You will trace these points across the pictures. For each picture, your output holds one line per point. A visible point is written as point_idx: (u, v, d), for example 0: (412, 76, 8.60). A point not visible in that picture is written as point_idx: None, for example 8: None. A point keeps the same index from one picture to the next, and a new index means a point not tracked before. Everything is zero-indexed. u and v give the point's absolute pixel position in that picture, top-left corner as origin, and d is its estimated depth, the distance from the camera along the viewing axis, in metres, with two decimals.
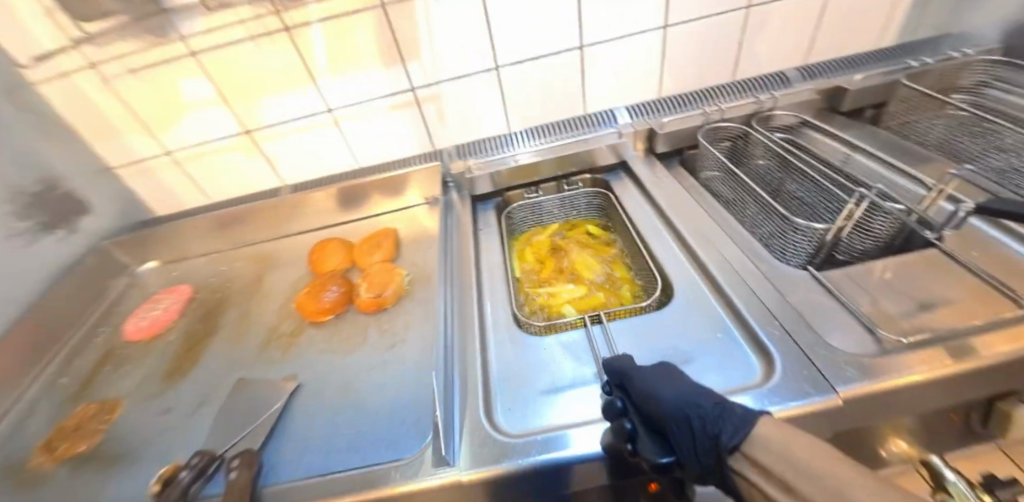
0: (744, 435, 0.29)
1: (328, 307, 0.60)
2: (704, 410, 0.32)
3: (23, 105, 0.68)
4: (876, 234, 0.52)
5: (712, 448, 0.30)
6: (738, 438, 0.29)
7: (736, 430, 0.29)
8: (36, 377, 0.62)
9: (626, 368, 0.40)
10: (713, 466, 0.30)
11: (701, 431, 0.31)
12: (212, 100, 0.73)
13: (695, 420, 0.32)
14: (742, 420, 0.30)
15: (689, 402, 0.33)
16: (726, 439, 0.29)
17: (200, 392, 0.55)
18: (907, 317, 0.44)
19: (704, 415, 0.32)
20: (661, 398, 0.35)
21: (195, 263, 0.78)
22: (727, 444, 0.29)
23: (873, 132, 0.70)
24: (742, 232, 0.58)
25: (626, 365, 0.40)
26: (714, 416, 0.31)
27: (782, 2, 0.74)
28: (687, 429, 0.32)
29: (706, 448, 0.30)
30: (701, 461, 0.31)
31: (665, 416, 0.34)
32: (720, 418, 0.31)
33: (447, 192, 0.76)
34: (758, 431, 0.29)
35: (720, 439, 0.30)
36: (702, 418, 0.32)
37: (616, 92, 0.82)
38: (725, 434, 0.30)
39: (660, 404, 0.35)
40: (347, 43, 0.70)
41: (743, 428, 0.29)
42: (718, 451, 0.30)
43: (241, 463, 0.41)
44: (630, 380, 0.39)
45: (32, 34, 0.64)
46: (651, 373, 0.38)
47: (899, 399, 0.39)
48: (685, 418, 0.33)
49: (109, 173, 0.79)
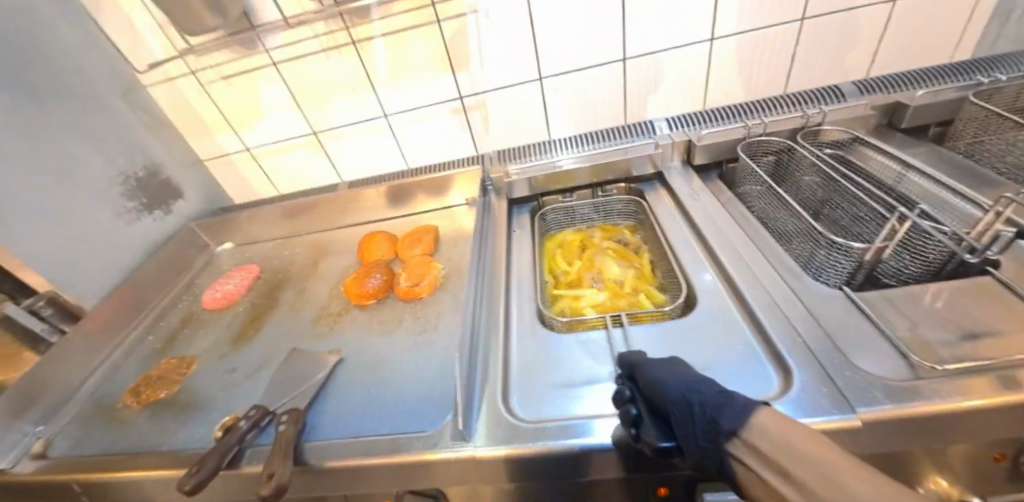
0: (742, 419, 0.30)
1: (371, 292, 0.67)
2: (704, 396, 0.33)
3: (139, 105, 0.81)
4: (926, 259, 0.49)
5: (710, 431, 0.31)
6: (737, 422, 0.30)
7: (734, 414, 0.30)
8: (133, 333, 0.74)
9: (637, 360, 0.42)
10: (710, 449, 0.31)
11: (699, 416, 0.33)
12: (287, 104, 0.83)
13: (696, 405, 0.33)
14: (740, 406, 0.31)
15: (692, 389, 0.35)
16: (723, 422, 0.31)
17: (259, 357, 0.63)
18: (948, 346, 0.42)
19: (704, 400, 0.33)
20: (667, 386, 0.37)
21: (263, 246, 0.89)
22: (724, 427, 0.30)
23: (941, 153, 0.66)
24: (777, 249, 0.57)
25: (638, 358, 0.42)
26: (713, 402, 0.32)
27: (837, 15, 0.72)
28: (688, 414, 0.34)
29: (704, 430, 0.32)
30: (699, 444, 0.32)
31: (667, 403, 0.36)
32: (719, 404, 0.32)
33: (486, 195, 0.81)
34: (754, 418, 0.30)
35: (718, 423, 0.31)
36: (702, 403, 0.33)
37: (657, 103, 0.83)
38: (722, 417, 0.31)
39: (665, 391, 0.36)
40: (405, 55, 0.76)
41: (740, 413, 0.30)
42: (715, 434, 0.31)
43: (290, 419, 0.48)
44: (638, 371, 0.41)
45: (150, 46, 0.77)
46: (661, 364, 0.40)
47: (929, 427, 0.38)
48: (686, 404, 0.34)
49: (199, 164, 0.92)
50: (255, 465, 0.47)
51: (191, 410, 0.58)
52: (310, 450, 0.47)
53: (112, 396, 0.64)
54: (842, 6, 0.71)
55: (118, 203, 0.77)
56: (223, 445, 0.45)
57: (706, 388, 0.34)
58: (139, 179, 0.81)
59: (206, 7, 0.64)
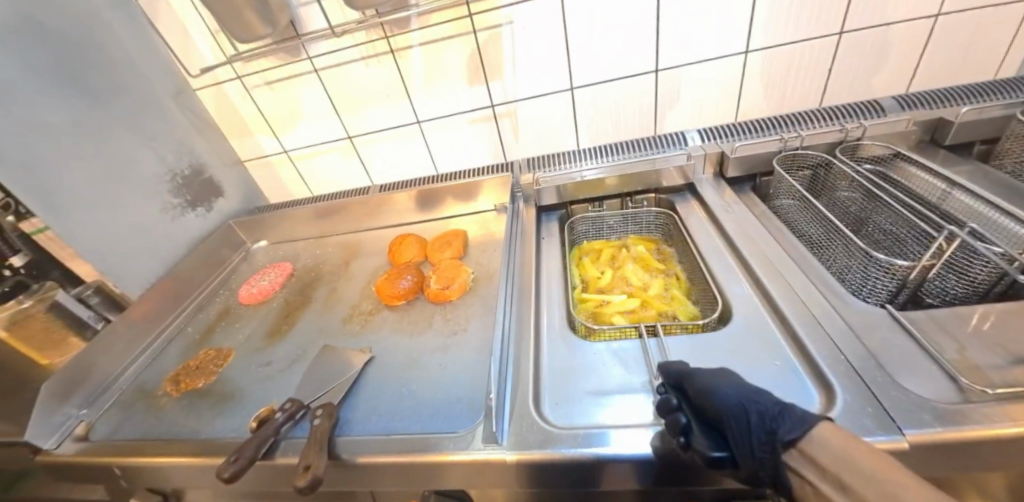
0: (802, 431, 0.33)
1: (401, 293, 0.68)
2: (763, 406, 0.36)
3: (189, 107, 0.86)
4: (972, 279, 0.47)
5: (767, 441, 0.34)
6: (797, 432, 0.33)
7: (793, 426, 0.34)
8: (173, 324, 0.77)
9: (684, 371, 0.42)
10: (766, 459, 0.34)
11: (758, 426, 0.35)
12: (325, 109, 0.86)
13: (754, 415, 0.35)
14: (800, 419, 0.34)
15: (748, 398, 0.37)
16: (783, 432, 0.34)
17: (293, 352, 0.65)
18: (1000, 370, 0.41)
19: (763, 411, 0.35)
20: (721, 393, 0.38)
21: (296, 245, 0.92)
22: (784, 437, 0.33)
23: (984, 171, 0.64)
24: (815, 264, 0.56)
25: (684, 369, 0.43)
26: (773, 413, 0.35)
27: (877, 30, 0.71)
28: (745, 423, 0.35)
29: (762, 441, 0.34)
30: (756, 454, 0.34)
31: (721, 411, 0.37)
32: (779, 415, 0.35)
33: (515, 201, 0.81)
34: (814, 431, 0.33)
35: (777, 432, 0.34)
36: (761, 413, 0.35)
37: (688, 115, 0.82)
38: (782, 428, 0.34)
39: (719, 400, 0.37)
40: (440, 63, 0.78)
41: (800, 425, 0.33)
42: (773, 444, 0.34)
43: (324, 414, 0.49)
44: (686, 380, 0.41)
45: (201, 52, 0.81)
46: (713, 373, 0.40)
47: (977, 452, 0.37)
48: (743, 412, 0.36)
49: (239, 165, 0.96)
50: (290, 456, 0.48)
51: (228, 399, 0.60)
52: (342, 445, 0.48)
53: (153, 384, 0.66)
54: (883, 21, 0.70)
55: (165, 199, 0.81)
56: (261, 435, 0.47)
57: (763, 398, 0.37)
58: (184, 177, 0.85)
59: (259, 17, 0.67)
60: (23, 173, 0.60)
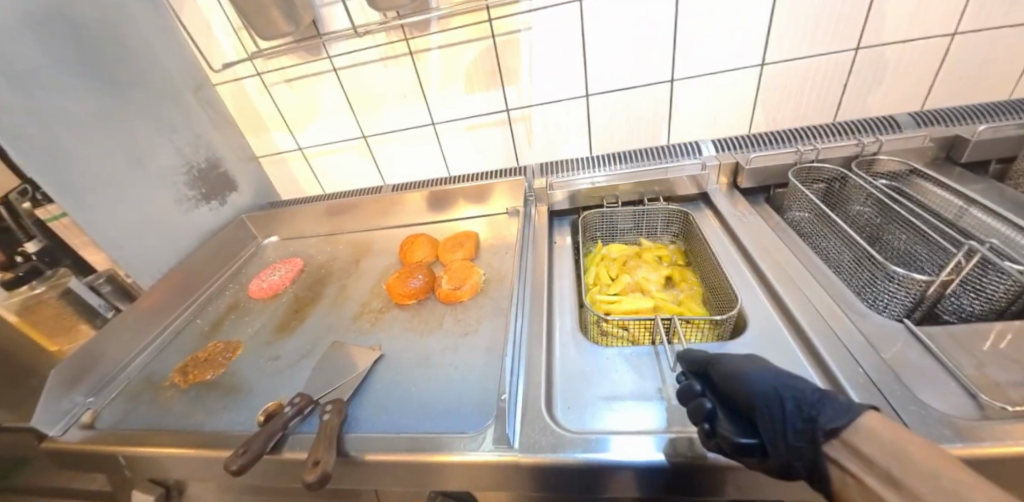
0: (846, 419, 0.33)
1: (412, 292, 0.68)
2: (800, 393, 0.36)
3: (208, 102, 0.87)
4: (990, 297, 0.47)
5: (804, 430, 0.34)
6: (840, 421, 0.33)
7: (836, 414, 0.33)
8: (182, 316, 0.77)
9: (710, 358, 0.43)
10: (802, 447, 0.34)
11: (794, 413, 0.35)
12: (341, 108, 0.86)
13: (789, 402, 0.36)
14: (843, 407, 0.34)
15: (783, 384, 0.37)
16: (823, 421, 0.33)
17: (302, 347, 0.65)
18: (1019, 388, 0.40)
19: (800, 397, 0.35)
20: (752, 380, 0.38)
21: (307, 242, 0.92)
22: (825, 425, 0.33)
23: (1000, 190, 0.64)
24: (831, 277, 0.56)
25: (709, 357, 0.44)
26: (811, 401, 0.35)
27: (895, 46, 0.71)
28: (778, 409, 0.36)
29: (798, 429, 0.34)
30: (789, 441, 0.34)
31: (754, 396, 0.37)
32: (820, 403, 0.34)
33: (527, 205, 0.82)
34: (860, 419, 0.33)
35: (818, 420, 0.34)
36: (797, 400, 0.35)
37: (701, 125, 0.83)
38: (823, 416, 0.34)
39: (750, 386, 0.38)
40: (458, 66, 0.79)
41: (845, 413, 0.33)
42: (812, 433, 0.34)
43: (333, 409, 0.49)
44: (711, 370, 0.42)
45: (223, 48, 0.82)
46: (742, 360, 0.41)
47: (996, 470, 0.36)
48: (777, 398, 0.36)
49: (254, 160, 0.96)
50: (298, 451, 0.48)
51: (236, 392, 0.60)
52: (350, 442, 0.48)
53: (160, 374, 0.66)
54: (900, 38, 0.70)
55: (180, 191, 0.81)
56: (268, 430, 0.46)
57: (799, 384, 0.36)
58: (200, 170, 0.85)
59: (283, 14, 0.67)
60: (45, 160, 0.60)
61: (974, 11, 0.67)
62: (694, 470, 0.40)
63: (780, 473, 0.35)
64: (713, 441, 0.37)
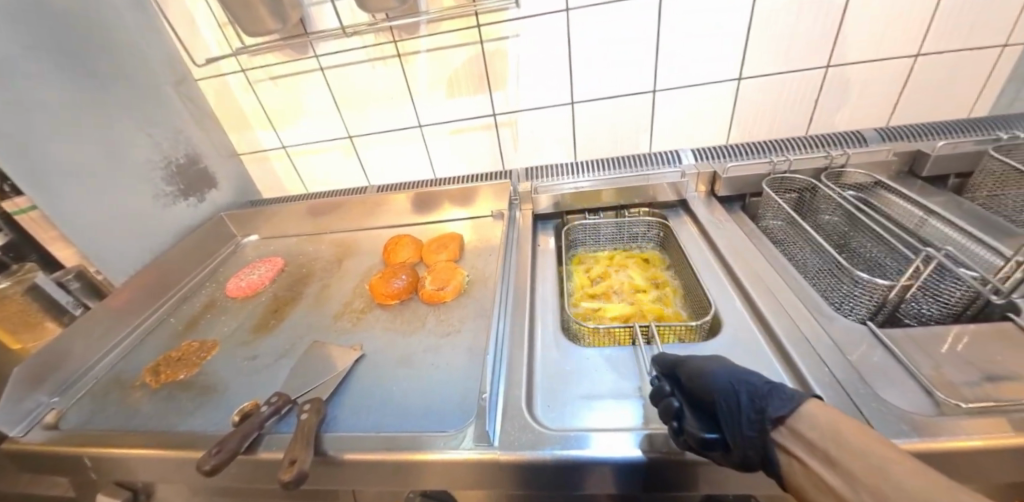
0: (790, 408, 0.35)
1: (395, 293, 0.68)
2: (754, 386, 0.37)
3: (189, 96, 0.85)
4: (947, 301, 0.50)
5: (756, 420, 0.36)
6: (785, 409, 0.35)
7: (782, 404, 0.35)
8: (154, 315, 0.75)
9: (679, 357, 0.45)
10: (755, 438, 0.35)
11: (748, 406, 0.37)
12: (328, 107, 0.86)
13: (745, 396, 0.37)
14: (788, 397, 0.35)
15: (739, 379, 0.39)
16: (771, 410, 0.35)
17: (281, 346, 0.64)
18: (970, 387, 0.43)
19: (753, 391, 0.37)
20: (712, 376, 0.40)
21: (289, 241, 0.91)
22: (772, 414, 0.35)
23: (956, 202, 0.68)
24: (800, 281, 0.58)
25: (678, 357, 0.45)
26: (762, 392, 0.37)
27: (862, 66, 0.75)
28: (734, 402, 0.37)
29: (751, 419, 0.36)
30: (745, 433, 0.36)
31: (712, 391, 0.39)
32: (768, 394, 0.36)
33: (512, 208, 0.83)
34: (803, 407, 0.34)
35: (766, 410, 0.35)
36: (751, 393, 0.37)
37: (681, 135, 0.85)
38: (770, 406, 0.35)
39: (711, 381, 0.40)
40: (447, 69, 0.80)
41: (789, 403, 0.35)
42: (762, 423, 0.35)
43: (312, 408, 0.48)
44: (680, 367, 0.44)
45: (206, 43, 0.81)
46: (705, 359, 0.43)
47: (950, 463, 0.39)
48: (733, 392, 0.38)
49: (236, 157, 0.95)
50: (274, 451, 0.47)
51: (211, 392, 0.58)
52: (329, 441, 0.47)
53: (131, 374, 0.64)
54: (866, 59, 0.74)
55: (158, 187, 0.79)
56: (244, 430, 0.46)
57: (752, 378, 0.38)
58: (179, 165, 0.84)
59: (271, 12, 0.67)
60: (17, 150, 0.59)
61: (935, 35, 0.72)
62: (673, 465, 0.41)
63: (742, 464, 0.36)
64: (680, 438, 0.39)
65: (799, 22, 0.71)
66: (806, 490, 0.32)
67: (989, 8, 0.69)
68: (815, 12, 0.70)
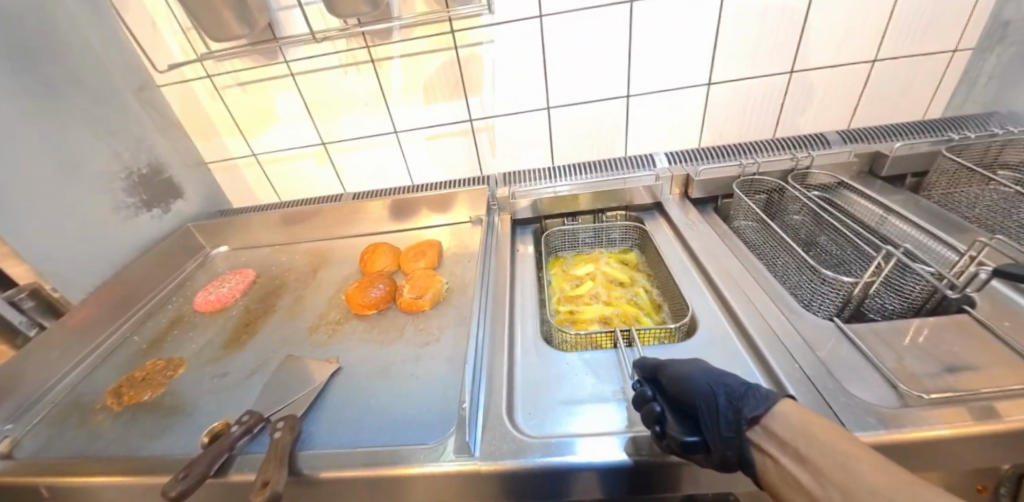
0: (765, 407, 0.35)
1: (373, 302, 0.66)
2: (731, 387, 0.38)
3: (151, 103, 0.82)
4: (908, 295, 0.52)
5: (733, 421, 0.36)
6: (761, 409, 0.35)
7: (757, 404, 0.36)
8: (116, 333, 0.71)
9: (660, 362, 0.46)
10: (733, 438, 0.36)
11: (725, 407, 0.37)
12: (300, 113, 0.84)
13: (722, 397, 0.38)
14: (763, 397, 0.36)
15: (717, 381, 0.39)
16: (747, 410, 0.36)
17: (254, 361, 0.62)
18: (932, 378, 0.44)
19: (730, 392, 0.38)
20: (692, 379, 0.41)
21: (261, 252, 0.89)
22: (748, 414, 0.35)
23: (914, 200, 0.71)
24: (771, 280, 0.60)
25: (659, 361, 0.46)
26: (738, 393, 0.37)
27: (824, 71, 0.78)
28: (713, 404, 0.38)
29: (728, 420, 0.36)
30: (722, 434, 0.36)
31: (693, 394, 0.40)
32: (745, 395, 0.37)
33: (490, 214, 0.83)
34: (777, 407, 0.35)
35: (742, 411, 0.36)
36: (728, 394, 0.38)
37: (655, 138, 0.87)
38: (747, 406, 0.36)
39: (691, 385, 0.40)
40: (422, 75, 0.79)
41: (764, 402, 0.36)
42: (738, 423, 0.36)
43: (286, 426, 0.47)
44: (661, 372, 0.45)
45: (168, 48, 0.78)
46: (684, 363, 0.43)
47: (915, 452, 0.40)
48: (711, 394, 0.38)
49: (203, 166, 0.91)
50: (246, 472, 0.45)
51: (178, 413, 0.56)
52: (305, 459, 0.45)
53: (90, 396, 0.61)
54: (828, 64, 0.77)
55: (119, 198, 0.76)
56: (214, 451, 0.44)
57: (730, 379, 0.39)
58: (141, 176, 0.80)
59: (237, 17, 0.65)
60: None
61: (890, 42, 0.75)
62: (655, 467, 0.41)
63: (721, 466, 0.37)
64: (663, 442, 0.39)
65: (765, 29, 0.74)
66: (779, 488, 0.33)
67: (939, 15, 0.73)
68: (778, 19, 0.73)
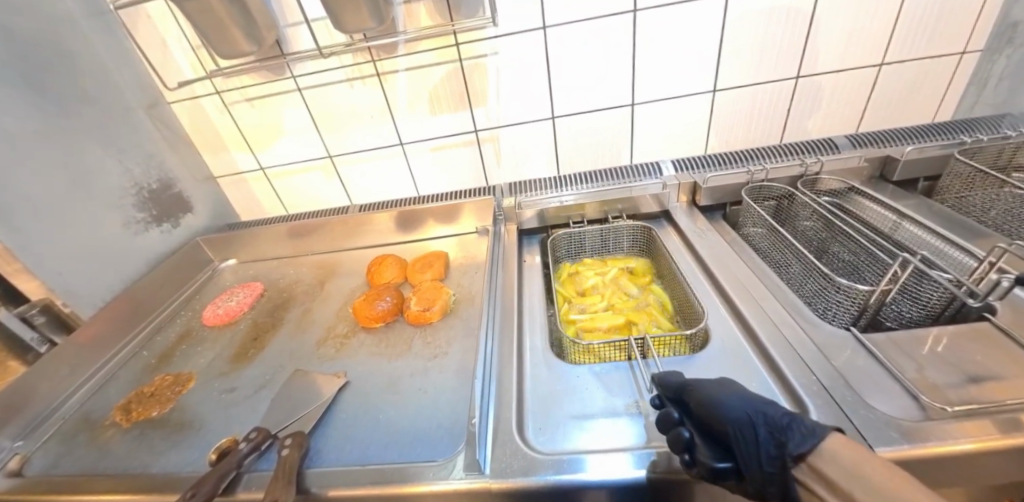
0: (811, 445, 0.34)
1: (380, 315, 0.66)
2: (771, 419, 0.37)
3: (161, 119, 0.83)
4: (926, 303, 0.51)
5: (776, 457, 0.35)
6: (805, 448, 0.34)
7: (802, 440, 0.34)
8: (125, 349, 0.72)
9: (685, 384, 0.44)
10: (774, 474, 0.35)
11: (767, 440, 0.36)
12: (307, 126, 0.85)
13: (762, 427, 0.37)
14: (809, 432, 0.35)
15: (756, 412, 0.38)
16: (791, 447, 0.34)
17: (261, 376, 0.62)
18: (954, 389, 0.43)
19: (771, 424, 0.37)
20: (727, 407, 0.39)
21: (269, 265, 0.89)
22: (793, 451, 0.34)
23: (928, 205, 0.70)
24: (784, 290, 0.58)
25: (686, 381, 0.45)
26: (781, 426, 0.36)
27: (830, 76, 0.78)
28: (752, 435, 0.37)
29: (771, 456, 0.35)
30: (763, 469, 0.35)
31: (728, 424, 0.38)
32: (788, 429, 0.36)
33: (496, 224, 0.83)
34: (822, 444, 0.33)
35: (786, 447, 0.35)
36: (769, 427, 0.37)
37: (661, 146, 0.86)
38: (791, 442, 0.35)
39: (725, 413, 0.39)
40: (426, 87, 0.80)
41: (809, 439, 0.34)
42: (782, 459, 0.35)
43: (293, 443, 0.47)
44: (689, 395, 0.43)
45: (179, 65, 0.79)
46: (715, 387, 0.42)
47: (937, 467, 0.39)
48: (750, 424, 0.37)
49: (211, 181, 0.92)
50: (253, 490, 0.44)
51: (186, 429, 0.56)
52: (312, 477, 0.45)
53: (99, 413, 0.61)
54: (834, 68, 0.77)
55: (129, 214, 0.76)
56: (221, 470, 0.43)
57: (771, 410, 0.38)
58: (151, 191, 0.81)
59: (244, 34, 0.66)
60: None
61: (898, 45, 0.75)
62: (676, 487, 0.40)
63: (757, 496, 0.36)
64: (694, 470, 0.38)
65: (769, 35, 0.74)
66: None
67: (946, 18, 0.72)
68: (783, 25, 0.73)
